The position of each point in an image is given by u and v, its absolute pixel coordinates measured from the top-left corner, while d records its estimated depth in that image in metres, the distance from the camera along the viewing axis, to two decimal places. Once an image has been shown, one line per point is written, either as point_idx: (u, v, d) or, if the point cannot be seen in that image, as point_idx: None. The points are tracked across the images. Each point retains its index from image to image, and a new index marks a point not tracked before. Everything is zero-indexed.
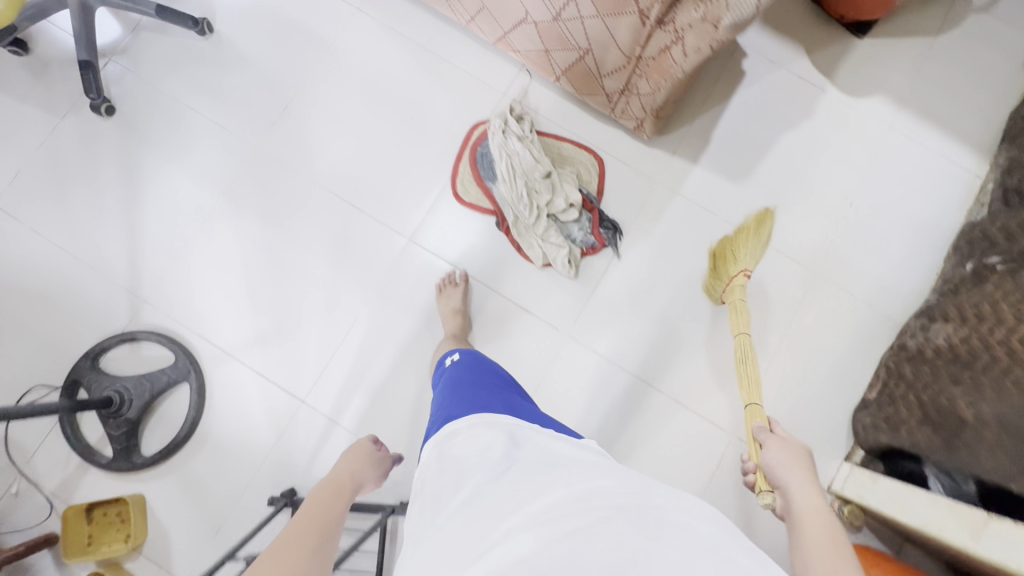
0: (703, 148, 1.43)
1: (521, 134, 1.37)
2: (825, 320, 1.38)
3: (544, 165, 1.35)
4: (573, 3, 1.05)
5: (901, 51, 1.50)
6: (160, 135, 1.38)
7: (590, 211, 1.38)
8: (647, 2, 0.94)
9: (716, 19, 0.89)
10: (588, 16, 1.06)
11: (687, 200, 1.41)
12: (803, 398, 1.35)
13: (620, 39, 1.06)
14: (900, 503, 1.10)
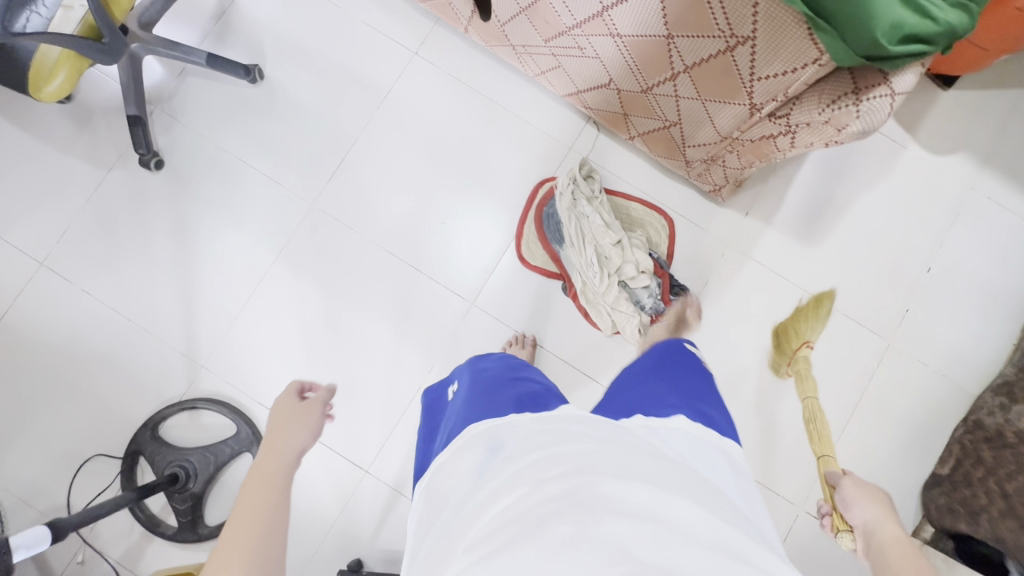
0: (776, 208, 1.37)
1: (590, 194, 1.29)
2: (898, 391, 1.35)
3: (615, 230, 1.27)
4: (670, 83, 0.98)
5: (987, 104, 1.42)
6: (213, 189, 1.33)
7: (660, 276, 1.29)
8: (762, 97, 0.87)
9: (840, 125, 0.83)
10: (686, 96, 0.98)
11: (758, 264, 1.36)
12: (874, 472, 1.31)
13: (718, 121, 0.99)
14: None
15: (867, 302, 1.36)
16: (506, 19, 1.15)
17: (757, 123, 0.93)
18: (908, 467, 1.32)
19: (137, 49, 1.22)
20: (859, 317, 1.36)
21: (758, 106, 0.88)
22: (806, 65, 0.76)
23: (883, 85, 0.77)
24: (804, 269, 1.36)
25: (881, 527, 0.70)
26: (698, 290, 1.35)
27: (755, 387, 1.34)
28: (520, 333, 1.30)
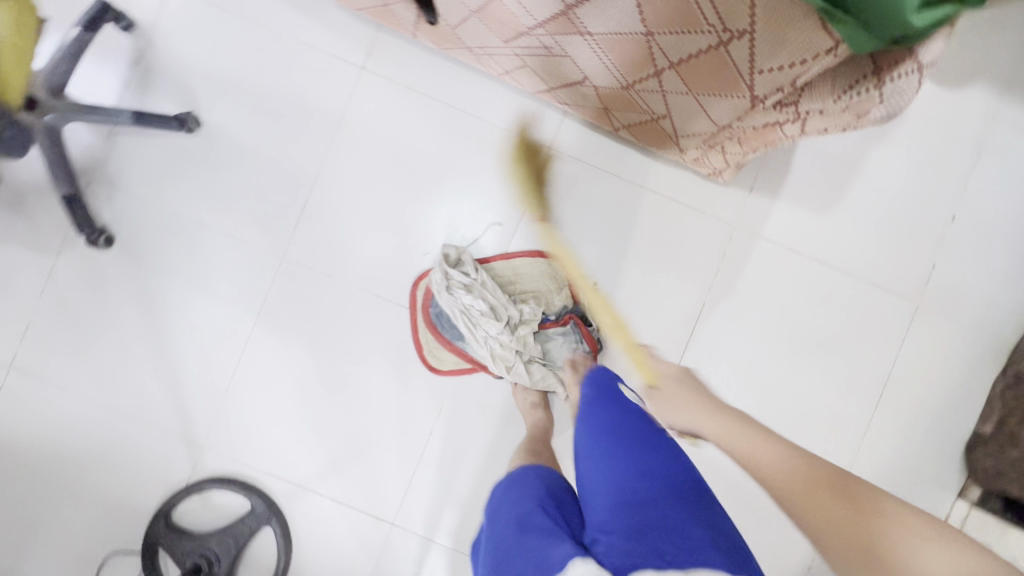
0: (781, 178, 1.26)
1: (468, 281, 1.19)
2: (931, 353, 1.28)
3: (500, 313, 1.18)
4: (654, 78, 0.85)
5: (1004, 21, 1.27)
6: (173, 257, 1.23)
7: (572, 323, 1.22)
8: (764, 89, 0.75)
9: (862, 111, 0.71)
10: (675, 91, 0.86)
11: (770, 243, 1.26)
12: (913, 440, 1.27)
13: (714, 113, 0.87)
14: None
15: (890, 265, 1.27)
16: (457, 22, 1.00)
17: (763, 113, 0.82)
18: (947, 429, 1.27)
19: (53, 120, 1.08)
20: (884, 282, 1.27)
21: (761, 97, 0.77)
22: (818, 55, 0.64)
23: (910, 62, 0.63)
24: (819, 239, 1.26)
25: (748, 450, 0.68)
26: (708, 280, 1.26)
27: (780, 373, 1.27)
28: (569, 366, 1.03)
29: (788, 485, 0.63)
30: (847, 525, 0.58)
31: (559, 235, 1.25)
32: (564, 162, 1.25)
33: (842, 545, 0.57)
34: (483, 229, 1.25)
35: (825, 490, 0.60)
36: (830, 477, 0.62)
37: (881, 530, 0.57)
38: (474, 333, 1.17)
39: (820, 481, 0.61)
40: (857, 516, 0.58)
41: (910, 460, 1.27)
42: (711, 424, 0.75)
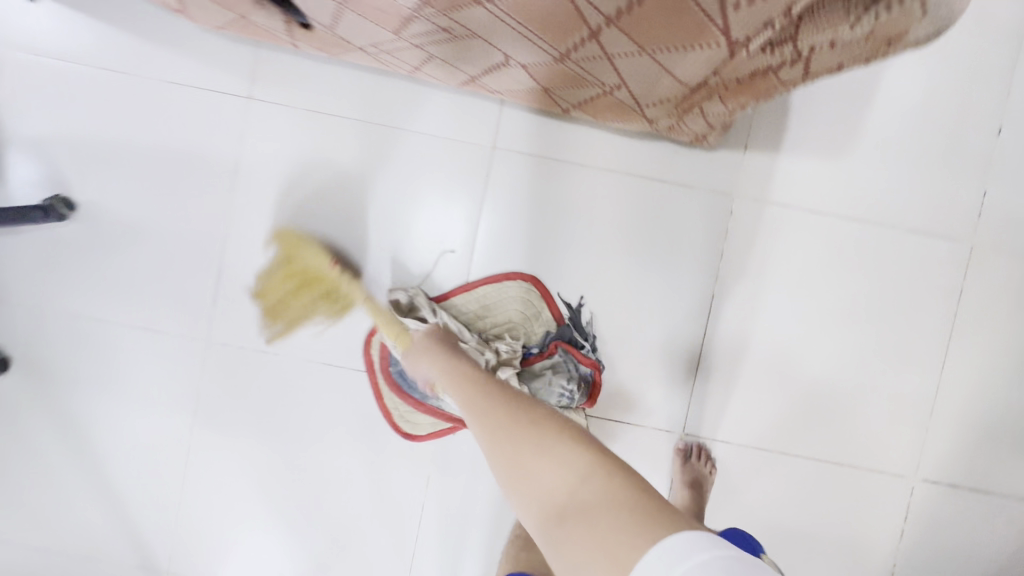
0: (780, 127, 1.02)
1: None
2: (998, 302, 1.05)
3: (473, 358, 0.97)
4: (592, 41, 0.63)
5: None
6: (82, 367, 1.04)
7: (561, 352, 1.00)
8: (748, 30, 0.52)
9: (895, 33, 0.49)
10: (623, 53, 0.64)
11: (779, 207, 1.03)
12: (989, 405, 1.06)
13: (681, 72, 0.65)
14: None
15: (931, 204, 1.04)
16: (332, 21, 0.77)
17: (744, 62, 0.59)
18: None
19: None
20: (926, 227, 1.04)
21: (742, 42, 0.55)
22: None
23: None
24: (838, 191, 1.03)
25: (457, 383, 0.73)
26: (712, 267, 1.05)
27: (817, 358, 1.06)
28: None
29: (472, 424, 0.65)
30: (499, 452, 0.58)
31: (524, 251, 1.04)
32: (514, 163, 1.03)
33: (501, 476, 0.58)
34: (435, 260, 1.04)
35: (489, 423, 0.62)
36: (494, 408, 0.64)
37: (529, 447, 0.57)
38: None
39: (487, 413, 0.64)
40: (506, 442, 0.59)
41: (989, 431, 1.07)
42: (438, 367, 0.78)
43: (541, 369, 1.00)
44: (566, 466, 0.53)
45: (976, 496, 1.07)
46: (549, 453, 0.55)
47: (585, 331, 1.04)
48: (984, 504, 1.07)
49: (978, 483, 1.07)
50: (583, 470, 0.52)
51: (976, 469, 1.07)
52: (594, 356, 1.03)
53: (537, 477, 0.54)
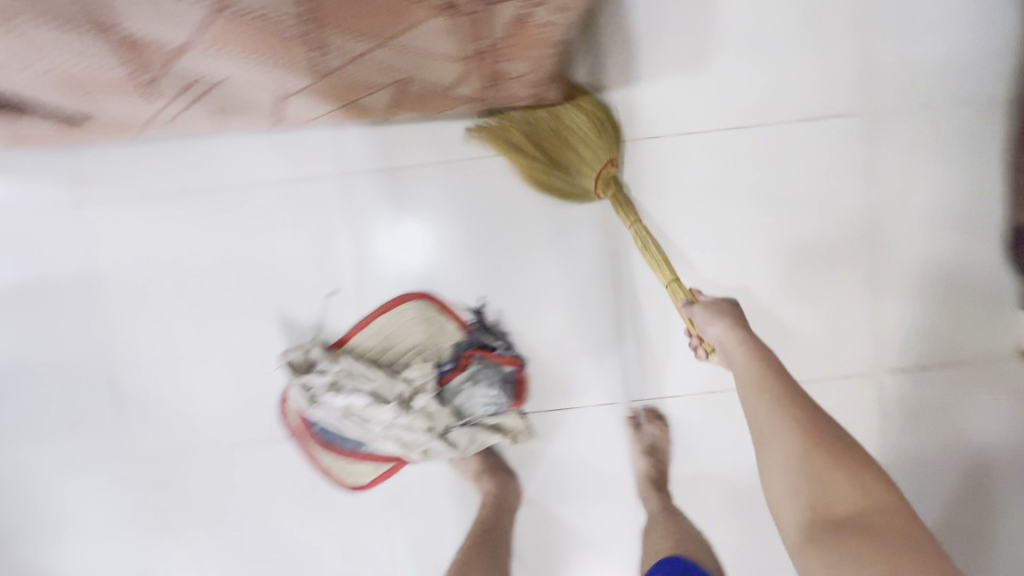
0: (630, 56, 0.94)
1: (331, 378, 0.93)
2: (915, 166, 0.97)
3: (387, 395, 0.93)
4: (329, 47, 0.59)
5: None
6: (15, 519, 1.01)
7: (473, 360, 0.96)
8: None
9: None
10: (367, 49, 0.60)
11: (655, 140, 0.96)
12: (935, 275, 0.99)
13: (438, 48, 0.61)
14: None
15: (812, 88, 0.96)
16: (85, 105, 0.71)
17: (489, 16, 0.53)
18: (973, 245, 0.99)
19: None
20: (814, 112, 0.96)
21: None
22: None
23: None
24: (710, 104, 0.96)
25: (737, 364, 0.74)
26: (606, 224, 0.98)
27: (743, 282, 0.99)
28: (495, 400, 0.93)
29: (742, 390, 0.73)
30: (783, 436, 0.69)
31: (410, 268, 0.98)
32: (370, 182, 0.97)
33: (769, 446, 0.69)
34: (323, 306, 0.98)
35: (773, 403, 0.70)
36: (782, 391, 0.71)
37: (808, 450, 0.68)
38: (372, 432, 0.93)
39: (767, 394, 0.71)
40: (796, 433, 0.69)
41: (947, 299, 0.99)
42: (725, 335, 0.76)
43: (460, 383, 0.95)
44: (860, 500, 0.65)
45: (949, 371, 1.00)
46: (839, 474, 0.67)
47: (495, 329, 0.99)
48: (959, 376, 1.00)
49: (948, 358, 1.00)
50: (886, 513, 0.65)
51: (941, 344, 1.00)
52: (511, 352, 0.99)
53: (822, 487, 0.66)
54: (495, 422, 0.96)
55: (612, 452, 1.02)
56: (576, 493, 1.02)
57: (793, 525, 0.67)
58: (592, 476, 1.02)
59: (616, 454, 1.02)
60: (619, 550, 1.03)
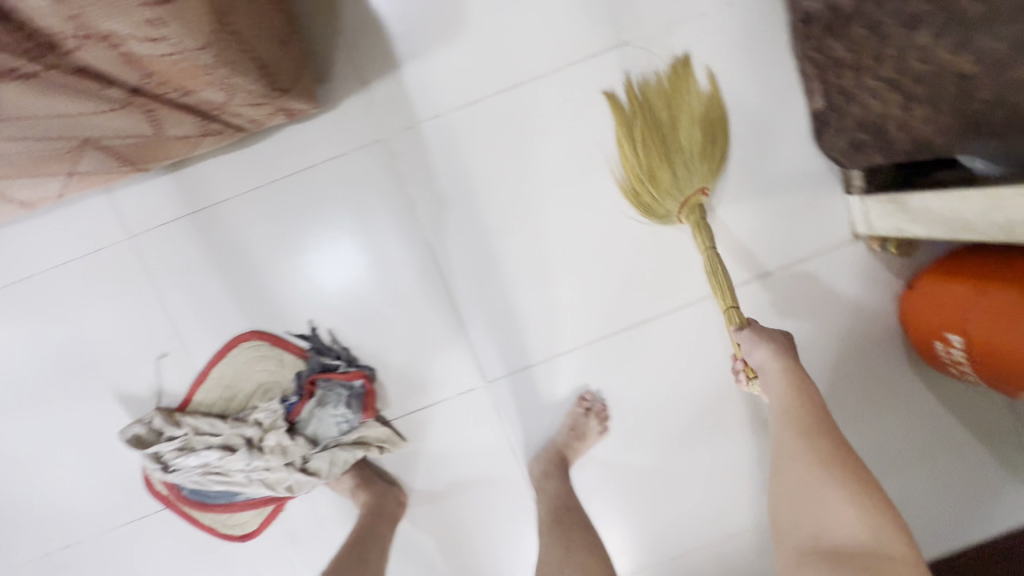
0: (381, 42, 0.90)
1: (180, 442, 0.93)
2: (705, 76, 0.95)
3: (238, 443, 0.93)
4: None
5: None
6: None
7: (316, 385, 0.95)
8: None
9: None
10: (18, 131, 0.55)
11: (436, 119, 0.93)
12: (751, 181, 0.98)
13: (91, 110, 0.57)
14: (896, 224, 0.90)
15: (575, 27, 0.94)
16: None
17: (82, 55, 0.50)
18: (783, 141, 0.98)
19: None
20: (588, 50, 0.94)
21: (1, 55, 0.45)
22: None
23: None
24: (480, 69, 0.93)
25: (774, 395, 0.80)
26: (414, 215, 0.96)
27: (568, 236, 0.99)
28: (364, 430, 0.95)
29: (773, 417, 0.80)
30: (799, 462, 0.76)
31: (231, 311, 0.96)
32: (164, 238, 0.94)
33: (786, 471, 0.78)
34: (155, 372, 0.96)
35: (798, 431, 0.77)
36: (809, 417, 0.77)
37: (827, 478, 0.73)
38: (235, 483, 0.93)
39: (796, 422, 0.78)
40: (815, 461, 0.75)
41: (768, 201, 0.99)
42: (776, 366, 0.80)
43: (310, 411, 0.94)
44: (862, 531, 0.69)
45: (789, 270, 1.01)
46: (849, 502, 0.71)
47: (333, 348, 0.97)
48: (801, 272, 1.01)
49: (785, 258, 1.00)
50: (886, 544, 0.68)
51: (774, 246, 1.00)
52: (355, 366, 0.97)
53: (838, 516, 0.71)
54: (354, 438, 0.95)
55: (489, 433, 1.02)
56: (465, 482, 1.02)
57: (790, 554, 0.73)
58: (475, 462, 1.02)
59: (494, 435, 1.02)
60: (523, 526, 1.03)
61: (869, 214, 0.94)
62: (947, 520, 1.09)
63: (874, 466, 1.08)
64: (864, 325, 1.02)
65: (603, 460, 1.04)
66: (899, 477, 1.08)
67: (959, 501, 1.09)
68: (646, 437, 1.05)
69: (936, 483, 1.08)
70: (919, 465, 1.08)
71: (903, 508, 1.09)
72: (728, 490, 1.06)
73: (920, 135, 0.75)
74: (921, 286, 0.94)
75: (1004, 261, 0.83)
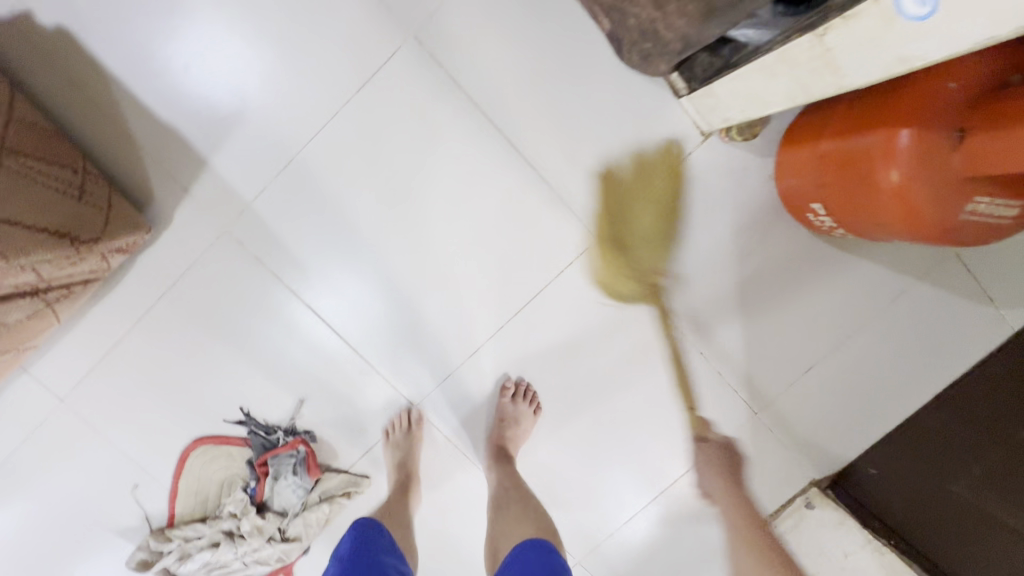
0: (181, 147, 0.94)
1: (178, 553, 1.04)
2: (488, 45, 0.92)
3: (223, 537, 1.03)
4: None
5: None
6: None
7: (265, 465, 1.03)
8: None
9: None
10: None
11: (261, 194, 0.96)
12: (578, 124, 0.95)
13: None
14: (722, 113, 0.84)
15: (348, 53, 0.92)
16: None
17: None
18: (594, 72, 0.94)
19: None
20: (369, 68, 0.93)
21: None
22: None
23: None
24: (279, 132, 0.94)
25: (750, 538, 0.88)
26: (284, 287, 1.00)
27: (428, 248, 0.99)
28: (392, 417, 1.04)
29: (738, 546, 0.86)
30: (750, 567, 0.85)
31: (171, 430, 1.04)
32: (84, 391, 1.02)
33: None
34: (136, 501, 1.06)
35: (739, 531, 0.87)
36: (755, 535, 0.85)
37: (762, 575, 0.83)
38: (235, 569, 1.03)
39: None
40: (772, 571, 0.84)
41: (602, 137, 0.95)
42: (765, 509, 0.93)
43: (270, 488, 1.03)
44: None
45: (653, 193, 0.98)
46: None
47: (269, 427, 1.04)
48: (667, 190, 0.98)
49: (644, 184, 0.97)
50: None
51: (628, 177, 0.97)
52: (293, 436, 1.04)
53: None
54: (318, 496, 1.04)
55: (438, 448, 1.06)
56: (437, 495, 1.09)
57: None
58: (437, 476, 1.08)
59: (443, 448, 1.07)
60: None
61: (701, 111, 0.90)
62: (931, 361, 1.03)
63: (834, 341, 1.03)
64: (752, 215, 0.99)
65: (553, 433, 1.07)
66: (866, 342, 1.03)
67: (936, 339, 1.02)
68: (587, 401, 1.06)
69: (904, 331, 1.02)
70: (880, 321, 1.02)
71: (883, 368, 1.03)
72: (685, 417, 1.06)
73: (680, 31, 0.71)
74: (779, 174, 0.88)
75: (831, 110, 0.76)
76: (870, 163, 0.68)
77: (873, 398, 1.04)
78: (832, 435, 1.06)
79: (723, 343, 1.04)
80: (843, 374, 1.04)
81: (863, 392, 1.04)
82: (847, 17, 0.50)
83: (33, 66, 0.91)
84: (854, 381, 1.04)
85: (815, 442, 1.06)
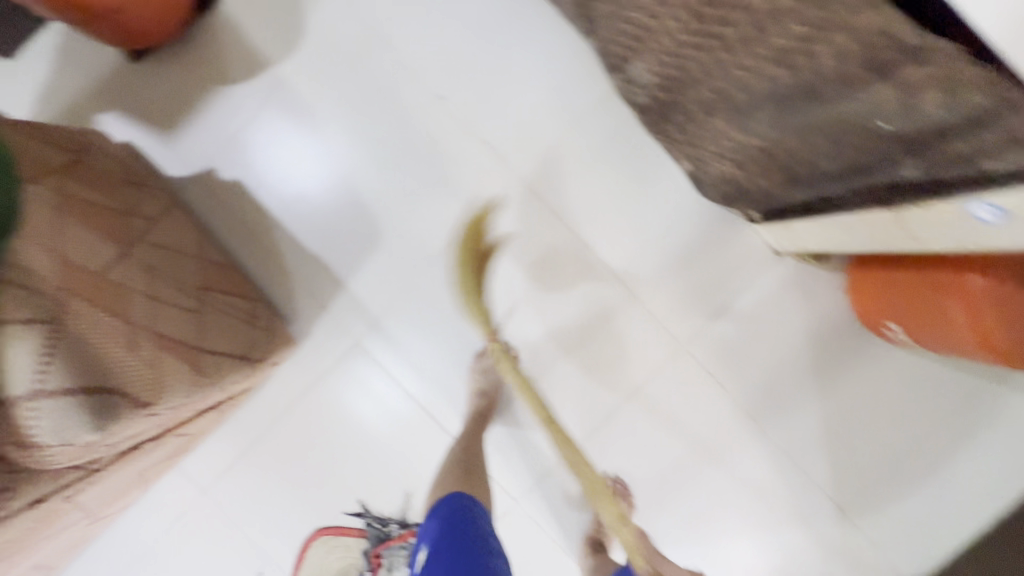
0: (325, 272, 1.11)
1: None
2: (586, 182, 1.08)
3: None
4: (78, 518, 0.78)
5: None
6: None
7: (382, 555, 1.12)
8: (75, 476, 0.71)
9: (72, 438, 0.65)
10: (103, 495, 0.81)
11: (389, 309, 1.11)
12: (665, 247, 1.09)
13: (144, 459, 0.83)
14: (796, 244, 0.97)
15: (467, 192, 1.09)
16: None
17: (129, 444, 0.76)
18: (677, 202, 1.08)
19: None
20: (484, 204, 1.09)
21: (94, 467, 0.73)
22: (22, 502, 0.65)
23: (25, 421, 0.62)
24: (407, 258, 1.10)
25: None
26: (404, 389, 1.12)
27: (532, 355, 1.11)
28: (486, 343, 1.09)
29: None
30: None
31: (296, 520, 1.15)
32: (225, 483, 1.15)
33: None
34: None
35: None
36: None
37: None
38: None
39: None
40: None
41: (686, 256, 1.09)
42: None
43: None
44: None
45: (732, 303, 1.09)
46: None
47: (383, 519, 1.13)
48: (745, 301, 1.09)
49: (723, 296, 1.09)
50: None
51: (710, 289, 1.09)
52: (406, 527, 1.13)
53: None
54: None
55: (539, 541, 1.13)
56: None
57: None
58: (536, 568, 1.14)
59: (544, 541, 1.13)
60: None
61: (776, 237, 1.03)
62: (1015, 462, 1.07)
63: (913, 440, 1.09)
64: (825, 322, 1.09)
65: (647, 528, 1.13)
66: (944, 442, 1.08)
67: (1015, 441, 1.07)
68: (678, 497, 1.12)
69: (980, 431, 1.08)
70: (956, 422, 1.08)
71: (964, 467, 1.08)
72: (775, 513, 1.11)
73: (763, 185, 0.85)
74: (852, 293, 0.99)
75: None
76: (945, 294, 0.80)
77: (957, 494, 1.09)
78: (922, 534, 1.09)
79: (806, 441, 1.10)
80: (924, 473, 1.09)
81: (946, 490, 1.09)
82: (922, 206, 0.64)
83: (213, 208, 1.11)
84: (937, 480, 1.09)
85: (907, 541, 1.10)
